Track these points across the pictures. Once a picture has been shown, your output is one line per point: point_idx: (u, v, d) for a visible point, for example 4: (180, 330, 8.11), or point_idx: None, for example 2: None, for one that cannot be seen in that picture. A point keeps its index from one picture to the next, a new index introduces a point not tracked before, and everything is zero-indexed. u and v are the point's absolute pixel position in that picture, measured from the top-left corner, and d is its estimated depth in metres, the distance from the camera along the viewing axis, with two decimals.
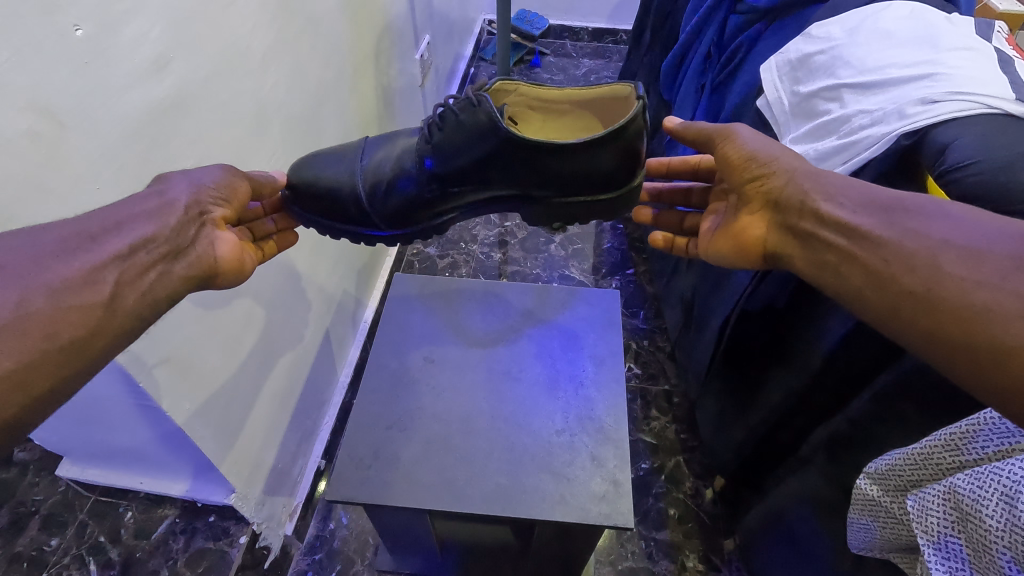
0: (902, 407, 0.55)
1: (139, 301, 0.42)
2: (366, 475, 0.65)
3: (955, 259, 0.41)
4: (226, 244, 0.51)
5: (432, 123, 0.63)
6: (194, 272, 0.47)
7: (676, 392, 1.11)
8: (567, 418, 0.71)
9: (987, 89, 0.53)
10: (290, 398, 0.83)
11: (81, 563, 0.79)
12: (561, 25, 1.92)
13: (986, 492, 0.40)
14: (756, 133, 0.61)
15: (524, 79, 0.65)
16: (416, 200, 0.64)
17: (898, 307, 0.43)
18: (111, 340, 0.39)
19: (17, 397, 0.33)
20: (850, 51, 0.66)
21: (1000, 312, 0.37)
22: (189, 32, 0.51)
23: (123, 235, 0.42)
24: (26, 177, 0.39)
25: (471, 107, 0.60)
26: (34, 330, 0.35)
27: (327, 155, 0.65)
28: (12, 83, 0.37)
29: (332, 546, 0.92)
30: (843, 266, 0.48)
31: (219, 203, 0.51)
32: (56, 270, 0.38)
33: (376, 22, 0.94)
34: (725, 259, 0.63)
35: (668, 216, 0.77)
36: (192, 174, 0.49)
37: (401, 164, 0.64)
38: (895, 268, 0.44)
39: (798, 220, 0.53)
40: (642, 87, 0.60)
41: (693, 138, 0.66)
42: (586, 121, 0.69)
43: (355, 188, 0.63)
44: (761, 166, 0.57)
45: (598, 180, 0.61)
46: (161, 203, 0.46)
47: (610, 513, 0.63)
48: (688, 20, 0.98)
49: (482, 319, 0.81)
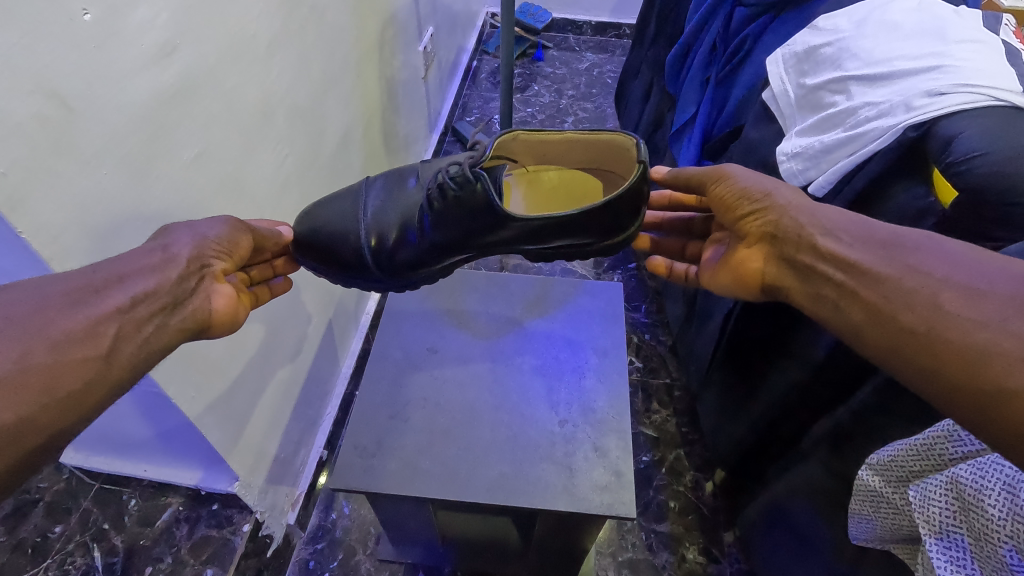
0: (901, 398, 0.55)
1: (137, 353, 0.42)
2: (369, 464, 0.65)
3: (955, 298, 0.41)
4: (222, 296, 0.51)
5: (432, 191, 0.63)
6: (189, 324, 0.47)
7: (676, 386, 1.12)
8: (568, 409, 0.71)
9: (995, 81, 0.54)
10: (294, 386, 0.83)
11: (85, 549, 0.80)
12: (564, 18, 1.91)
13: (987, 482, 0.40)
14: (747, 169, 0.62)
15: (522, 127, 0.65)
16: (418, 259, 0.65)
17: (899, 344, 0.43)
18: (109, 389, 0.39)
19: (13, 451, 0.34)
20: (857, 43, 0.66)
21: (1001, 354, 0.37)
22: (195, 19, 0.51)
23: (125, 289, 0.42)
24: (33, 160, 0.39)
25: (468, 183, 0.60)
26: (34, 382, 0.36)
27: (333, 202, 0.66)
28: (20, 66, 0.37)
29: (333, 536, 0.92)
30: (843, 301, 0.48)
31: (219, 256, 0.50)
32: (58, 323, 0.38)
33: (381, 12, 0.94)
34: (726, 290, 0.63)
35: (669, 243, 0.77)
36: (194, 226, 0.49)
37: (406, 218, 0.64)
38: (895, 306, 0.44)
39: (796, 254, 0.53)
40: (644, 146, 0.60)
41: (684, 183, 0.67)
42: (587, 159, 0.69)
43: (359, 242, 0.63)
44: (754, 202, 0.58)
45: (604, 231, 0.61)
46: (164, 257, 0.45)
47: (611, 503, 0.63)
48: (693, 12, 0.97)
49: (485, 313, 0.80)
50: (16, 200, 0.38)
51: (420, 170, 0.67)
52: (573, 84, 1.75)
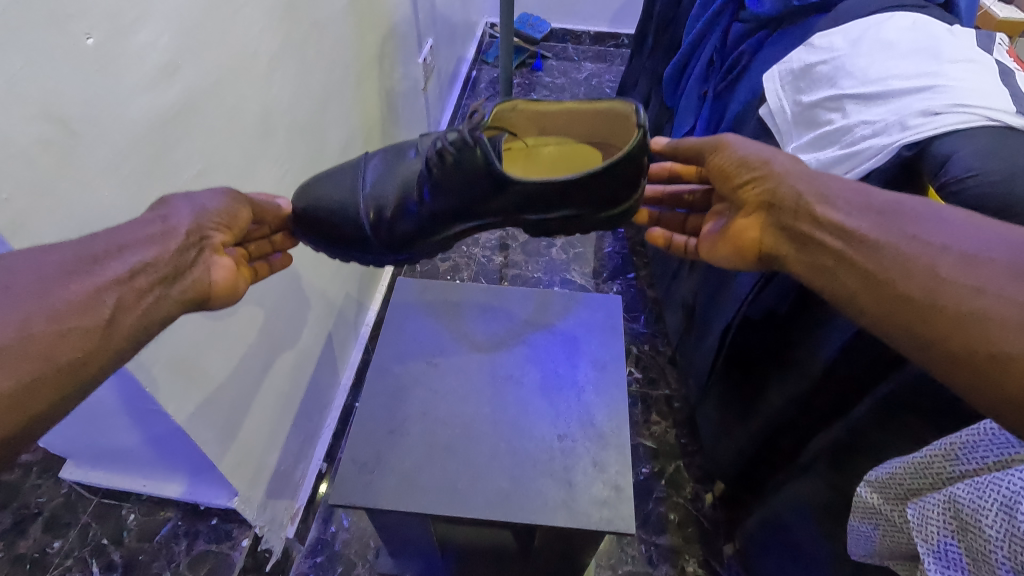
0: (900, 415, 0.56)
1: (137, 324, 0.42)
2: (368, 479, 0.65)
3: (952, 266, 0.42)
4: (222, 269, 0.51)
5: (430, 157, 0.62)
6: (189, 295, 0.47)
7: (676, 397, 1.12)
8: (568, 423, 0.71)
9: (989, 102, 0.54)
10: (293, 400, 0.83)
11: (84, 564, 0.80)
12: (563, 28, 1.93)
13: (986, 501, 0.40)
14: (745, 139, 0.62)
15: (520, 97, 0.66)
16: (418, 231, 0.65)
17: (894, 311, 0.43)
18: (109, 360, 0.39)
19: (13, 416, 0.34)
20: (852, 61, 0.66)
21: (997, 320, 0.38)
22: (197, 40, 0.51)
23: (124, 259, 0.42)
24: (36, 184, 0.39)
25: (467, 146, 0.59)
26: (34, 351, 0.35)
27: (332, 176, 0.66)
28: (23, 91, 0.37)
29: (332, 550, 0.92)
30: (840, 269, 0.48)
31: (219, 229, 0.51)
32: (58, 292, 0.38)
33: (381, 27, 0.94)
34: (725, 262, 0.63)
35: (669, 217, 0.77)
36: (194, 197, 0.49)
37: (405, 190, 0.64)
38: (891, 273, 0.44)
39: (794, 222, 0.53)
40: (642, 111, 0.60)
41: (682, 154, 0.67)
42: (587, 132, 0.69)
43: (359, 215, 0.63)
44: (752, 170, 0.58)
45: (601, 201, 0.61)
46: (163, 229, 0.46)
47: (611, 518, 0.63)
48: (690, 27, 0.98)
49: (485, 325, 0.81)
50: (16, 225, 0.39)
51: (419, 142, 0.68)
52: (572, 93, 1.76)
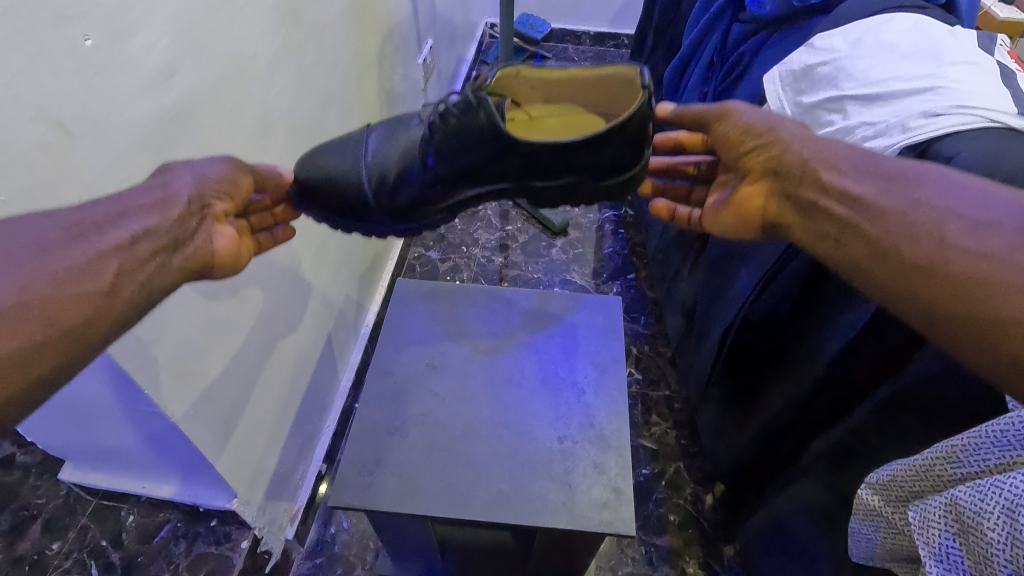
0: (901, 417, 0.55)
1: (139, 290, 0.42)
2: (368, 482, 0.65)
3: (959, 230, 0.43)
4: (224, 238, 0.51)
5: (433, 122, 0.62)
6: (190, 264, 0.47)
7: (676, 398, 1.12)
8: (568, 425, 0.71)
9: (989, 104, 0.55)
10: (292, 402, 0.83)
11: (83, 566, 0.80)
12: (563, 29, 1.93)
13: (987, 505, 0.40)
14: (751, 106, 0.60)
15: (523, 63, 0.65)
16: (421, 197, 0.64)
17: (898, 277, 0.44)
18: (111, 326, 0.39)
19: (15, 376, 0.33)
20: (853, 63, 0.66)
21: (1000, 283, 0.39)
22: (196, 41, 0.51)
23: (125, 226, 0.42)
24: (33, 185, 0.39)
25: (471, 108, 0.59)
26: (35, 313, 0.35)
27: (332, 147, 0.65)
28: (21, 94, 0.37)
29: (332, 551, 0.92)
30: (843, 236, 0.48)
31: (219, 196, 0.51)
32: (60, 258, 0.38)
33: (380, 27, 0.94)
34: (728, 231, 0.62)
35: (675, 188, 0.77)
36: (194, 164, 0.49)
37: (407, 156, 0.63)
38: (896, 240, 0.45)
39: (798, 189, 0.53)
40: (646, 73, 0.60)
41: (689, 122, 0.66)
42: (591, 100, 0.69)
43: (360, 184, 0.62)
44: (758, 137, 0.57)
45: (602, 167, 0.61)
46: (164, 196, 0.45)
47: (611, 520, 0.63)
48: (691, 27, 0.98)
49: (485, 326, 0.81)
50: None
51: (421, 112, 0.67)
52: None
